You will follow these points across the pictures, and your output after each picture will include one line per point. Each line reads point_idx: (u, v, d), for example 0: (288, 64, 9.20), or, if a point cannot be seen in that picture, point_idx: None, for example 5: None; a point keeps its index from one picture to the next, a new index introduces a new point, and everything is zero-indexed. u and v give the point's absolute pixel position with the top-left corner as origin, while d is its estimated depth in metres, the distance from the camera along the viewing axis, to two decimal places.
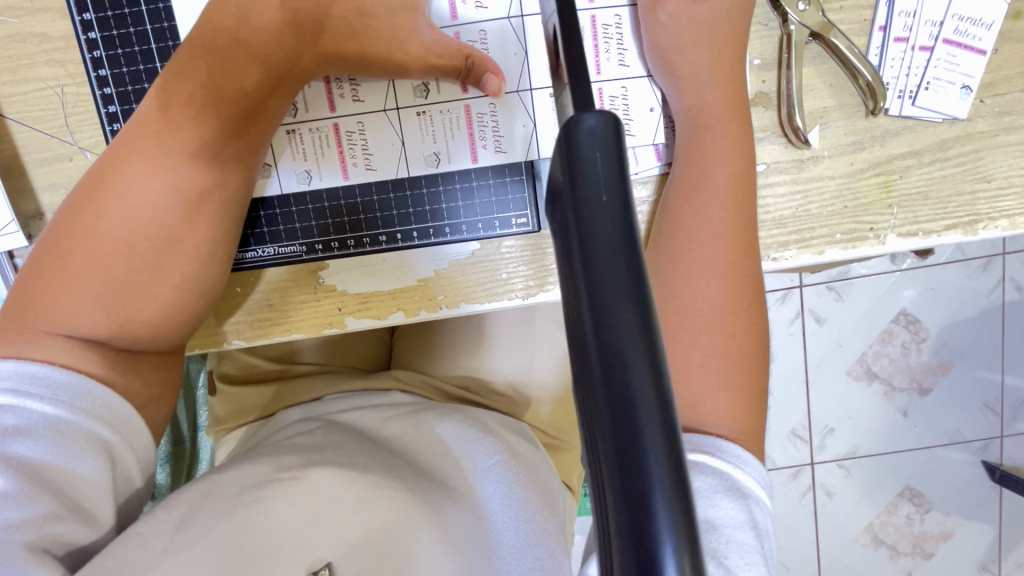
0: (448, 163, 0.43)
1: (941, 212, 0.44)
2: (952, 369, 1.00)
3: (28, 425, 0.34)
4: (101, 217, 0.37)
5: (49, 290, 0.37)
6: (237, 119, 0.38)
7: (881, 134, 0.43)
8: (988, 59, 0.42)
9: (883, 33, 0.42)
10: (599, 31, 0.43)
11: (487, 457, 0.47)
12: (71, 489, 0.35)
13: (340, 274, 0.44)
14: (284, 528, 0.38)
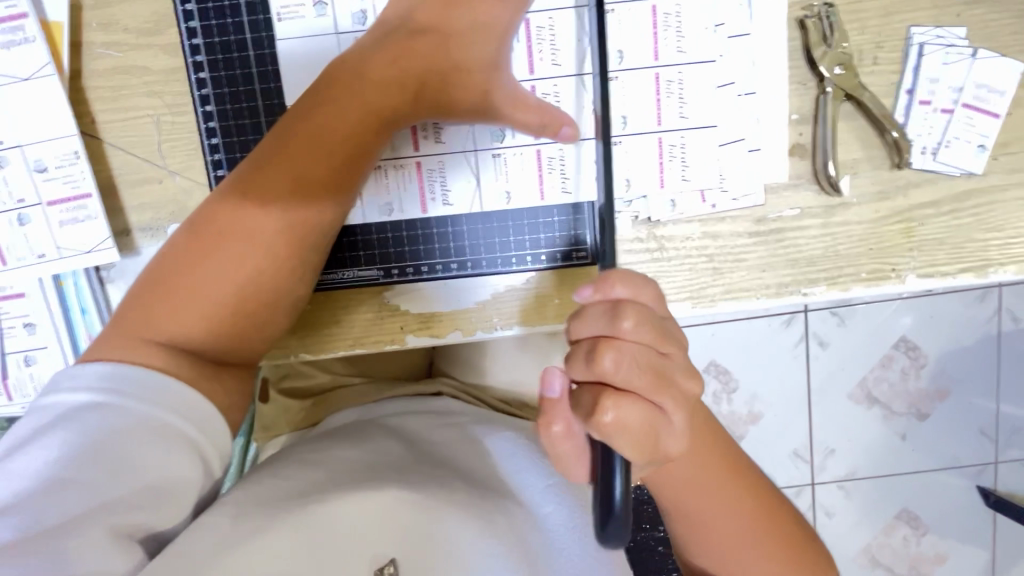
0: (517, 201, 0.47)
1: (956, 256, 0.49)
2: (949, 395, 1.04)
3: (125, 422, 0.38)
4: (212, 242, 0.41)
5: (158, 303, 0.41)
6: (342, 160, 0.42)
7: (904, 185, 0.47)
8: (1002, 122, 0.46)
9: (909, 95, 0.46)
10: (662, 87, 0.46)
11: (542, 478, 0.51)
12: (159, 481, 0.38)
13: (406, 296, 0.48)
14: (347, 531, 0.42)
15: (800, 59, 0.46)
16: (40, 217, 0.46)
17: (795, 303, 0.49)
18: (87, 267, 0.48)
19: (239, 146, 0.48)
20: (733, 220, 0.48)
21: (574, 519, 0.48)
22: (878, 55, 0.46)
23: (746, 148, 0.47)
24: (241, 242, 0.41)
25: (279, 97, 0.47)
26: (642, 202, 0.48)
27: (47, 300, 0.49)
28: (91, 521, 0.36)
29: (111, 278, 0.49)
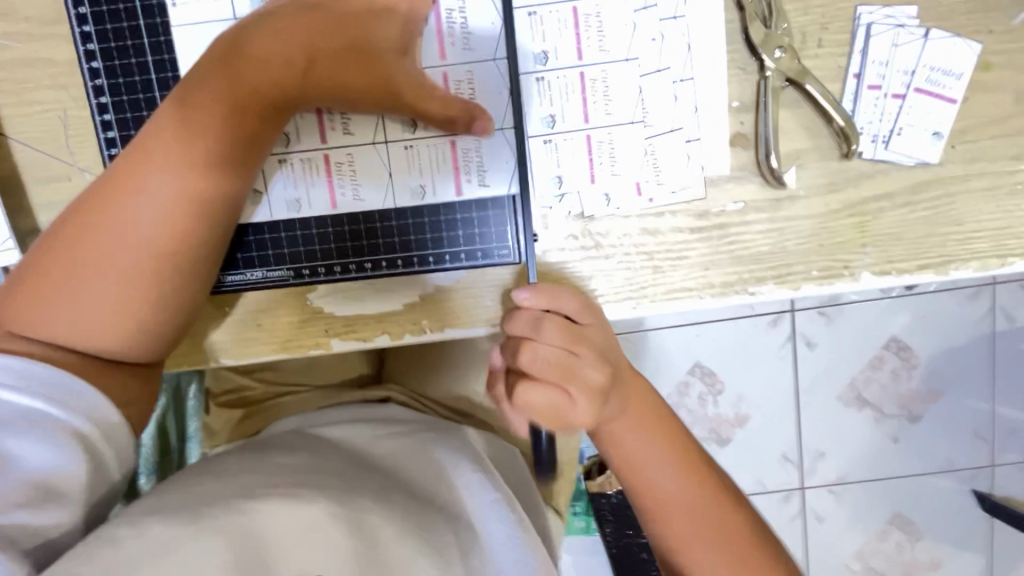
0: (432, 194, 0.45)
1: (914, 253, 0.45)
2: (941, 397, 1.01)
3: (10, 416, 0.36)
4: (92, 232, 0.38)
5: (32, 302, 0.38)
6: (230, 142, 0.39)
7: (856, 176, 0.44)
8: (958, 108, 0.43)
9: (857, 80, 0.43)
10: (587, 84, 0.43)
11: (491, 494, 0.47)
12: (47, 479, 0.36)
13: (331, 299, 0.46)
14: (268, 543, 0.39)
15: (739, 42, 0.43)
16: None
17: (742, 304, 0.47)
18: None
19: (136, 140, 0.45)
20: (673, 214, 0.45)
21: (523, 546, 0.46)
22: (822, 37, 0.43)
23: (681, 138, 0.44)
24: (121, 231, 0.38)
25: (176, 87, 0.45)
26: (573, 197, 0.45)
27: None
28: None
29: None
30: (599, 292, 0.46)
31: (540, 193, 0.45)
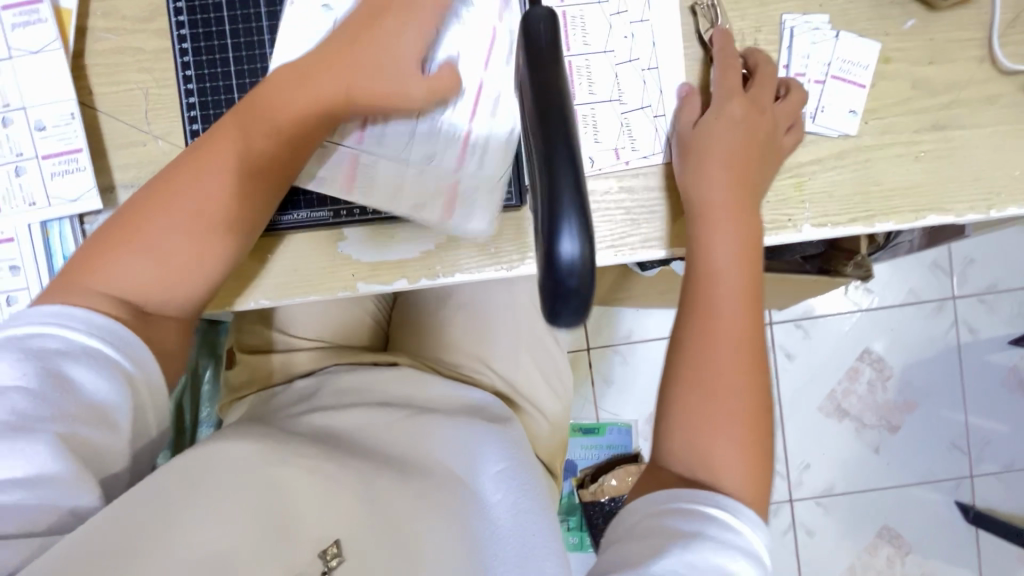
0: (442, 154, 0.53)
1: (844, 208, 0.55)
2: (908, 404, 1.44)
3: (70, 348, 0.44)
4: (157, 213, 0.48)
5: (98, 263, 0.47)
6: (281, 153, 0.50)
7: (791, 144, 0.55)
8: (866, 92, 0.54)
9: (786, 69, 0.55)
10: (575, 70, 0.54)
11: (493, 465, 0.60)
12: (98, 403, 0.44)
13: (350, 245, 0.55)
14: (296, 512, 0.51)
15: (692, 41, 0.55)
16: (34, 169, 0.53)
17: None
18: (72, 214, 0.53)
19: (212, 106, 0.55)
20: (645, 175, 0.55)
21: (517, 508, 0.57)
22: (757, 38, 0.55)
23: (650, 113, 0.55)
24: (181, 215, 0.48)
25: (248, 63, 0.55)
26: None
27: (34, 247, 0.53)
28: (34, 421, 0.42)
29: (93, 230, 0.54)
30: None
31: None
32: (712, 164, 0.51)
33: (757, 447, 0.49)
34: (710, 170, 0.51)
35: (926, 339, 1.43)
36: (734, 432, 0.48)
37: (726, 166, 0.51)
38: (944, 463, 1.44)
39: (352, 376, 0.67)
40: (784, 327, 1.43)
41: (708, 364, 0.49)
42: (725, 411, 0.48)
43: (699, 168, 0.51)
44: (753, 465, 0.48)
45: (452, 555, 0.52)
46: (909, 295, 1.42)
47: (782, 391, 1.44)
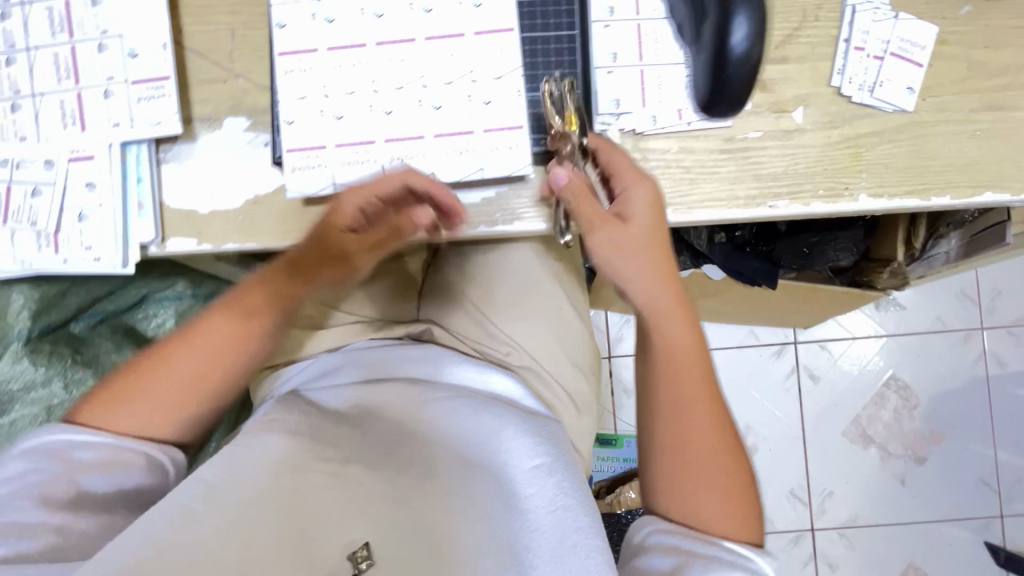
0: (499, 104, 0.55)
1: (901, 181, 0.56)
2: (939, 438, 1.40)
3: (80, 445, 0.50)
4: (175, 356, 0.53)
5: (107, 406, 0.52)
6: (289, 276, 0.53)
7: (850, 116, 0.56)
8: (923, 71, 0.56)
9: (846, 43, 0.57)
10: (643, 34, 0.56)
11: (530, 462, 0.57)
12: (116, 454, 0.51)
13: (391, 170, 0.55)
14: (328, 522, 0.53)
15: None
16: (122, 92, 0.55)
17: (762, 213, 0.56)
18: (150, 138, 0.56)
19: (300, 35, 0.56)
20: (705, 137, 0.57)
21: (556, 507, 0.55)
22: (818, 15, 0.57)
23: None
24: (199, 359, 0.53)
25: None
26: (626, 117, 0.56)
27: (111, 167, 0.55)
28: (66, 469, 0.49)
29: (168, 159, 0.57)
30: None
31: (608, 112, 0.56)
32: (637, 233, 0.52)
33: (737, 481, 0.53)
34: (652, 281, 0.53)
35: (953, 369, 1.40)
36: (715, 484, 0.52)
37: (657, 252, 0.53)
38: (972, 500, 1.39)
39: (385, 353, 0.67)
40: (808, 347, 1.41)
41: (682, 424, 0.53)
42: (706, 472, 0.53)
43: (653, 287, 0.54)
44: (733, 500, 0.52)
45: (489, 558, 0.51)
46: (935, 323, 1.40)
47: (805, 413, 1.41)
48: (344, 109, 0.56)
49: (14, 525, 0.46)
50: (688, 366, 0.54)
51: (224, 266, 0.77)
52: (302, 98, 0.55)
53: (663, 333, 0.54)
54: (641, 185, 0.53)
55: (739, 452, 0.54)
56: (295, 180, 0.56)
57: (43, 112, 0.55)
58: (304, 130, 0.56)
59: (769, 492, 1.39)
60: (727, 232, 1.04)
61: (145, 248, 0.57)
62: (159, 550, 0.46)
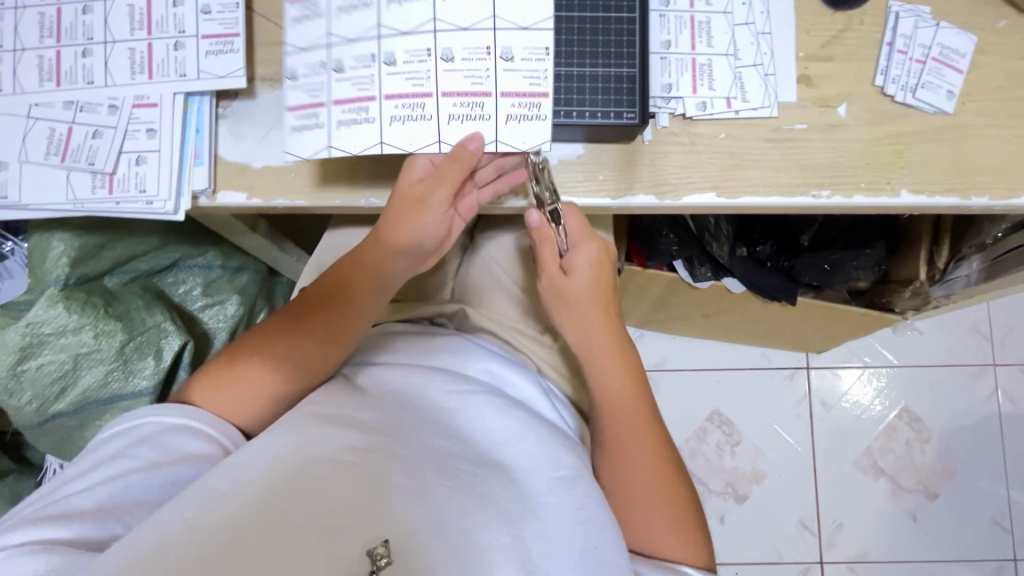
0: (523, 63, 0.52)
1: (941, 179, 0.58)
2: (956, 475, 1.26)
3: (180, 422, 0.51)
4: (277, 345, 0.57)
5: (206, 392, 0.55)
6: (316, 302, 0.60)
7: (891, 115, 0.59)
8: (964, 77, 0.59)
9: (889, 47, 0.59)
10: (697, 25, 0.59)
11: (554, 470, 0.51)
12: (200, 432, 0.51)
13: (443, 138, 0.53)
14: (330, 507, 0.42)
15: (804, 16, 0.60)
16: (191, 45, 0.57)
17: (805, 202, 0.57)
18: (210, 89, 0.56)
19: None
20: (751, 125, 0.58)
21: (578, 521, 0.48)
22: (862, 20, 0.60)
23: (762, 71, 0.59)
24: (269, 370, 0.56)
25: None
26: (679, 101, 0.58)
27: (172, 116, 0.56)
28: (166, 438, 0.49)
29: (227, 114, 0.58)
30: (691, 179, 0.58)
31: (660, 93, 0.58)
32: (576, 285, 0.60)
33: (683, 511, 0.55)
34: (585, 322, 0.60)
35: (966, 403, 1.29)
36: (659, 513, 0.54)
37: (597, 312, 0.61)
38: (987, 544, 1.24)
39: (418, 336, 0.64)
40: (820, 374, 1.30)
41: (618, 462, 0.56)
42: (649, 501, 0.55)
43: (588, 325, 0.60)
44: (681, 530, 0.54)
45: (512, 563, 0.43)
46: (947, 357, 1.30)
47: (815, 439, 1.28)
48: (346, 62, 0.53)
49: (67, 514, 0.43)
50: (620, 400, 0.59)
51: (249, 235, 0.74)
52: (306, 50, 0.54)
53: (603, 370, 0.60)
54: (585, 245, 0.60)
55: (681, 484, 0.57)
56: (292, 142, 0.54)
57: (114, 59, 0.56)
58: (308, 84, 0.54)
59: (772, 523, 1.25)
60: (747, 246, 0.98)
61: (196, 197, 0.57)
62: (155, 553, 0.38)
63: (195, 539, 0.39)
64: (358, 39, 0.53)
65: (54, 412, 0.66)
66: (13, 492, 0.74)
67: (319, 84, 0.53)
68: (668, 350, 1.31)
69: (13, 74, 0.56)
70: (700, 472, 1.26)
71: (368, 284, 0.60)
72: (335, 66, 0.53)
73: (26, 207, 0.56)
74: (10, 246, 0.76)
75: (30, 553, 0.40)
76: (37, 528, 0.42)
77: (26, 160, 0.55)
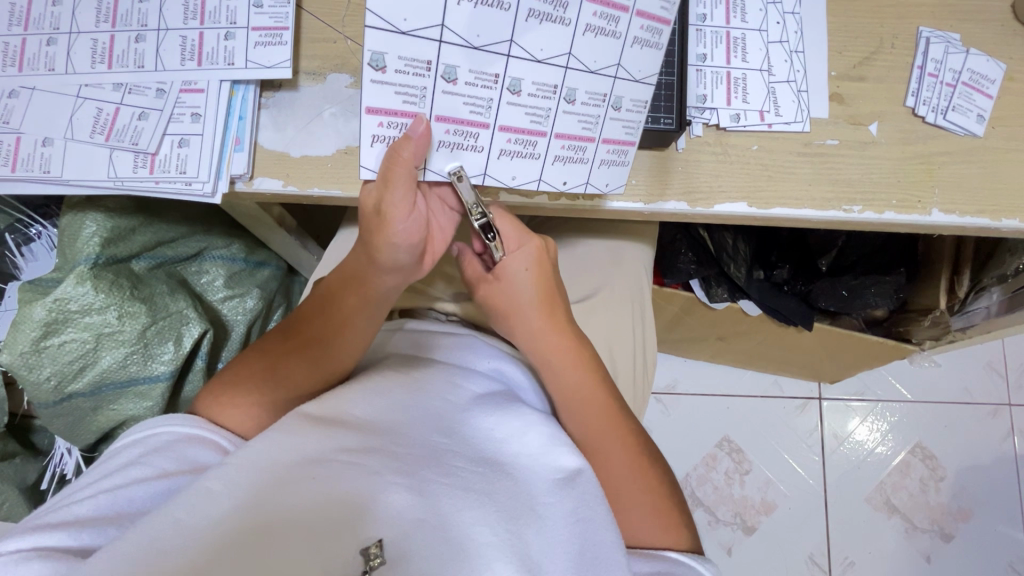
0: (625, 114, 0.54)
1: (973, 200, 0.58)
2: (971, 517, 1.23)
3: (189, 432, 0.49)
4: (281, 364, 0.56)
5: (212, 400, 0.53)
6: (304, 314, 0.59)
7: (923, 135, 0.59)
8: (993, 102, 0.60)
9: (920, 70, 0.61)
10: (732, 42, 0.61)
11: (552, 473, 0.49)
12: (208, 441, 0.49)
13: (542, 180, 0.56)
14: (327, 506, 0.39)
15: (838, 36, 0.62)
16: (241, 37, 0.58)
17: (836, 216, 0.58)
18: (254, 79, 0.58)
19: None
20: (783, 138, 0.59)
21: (576, 519, 0.46)
22: (894, 43, 0.62)
23: (794, 87, 0.60)
24: (266, 380, 0.55)
25: None
26: (713, 112, 0.59)
27: (216, 103, 0.57)
28: (172, 445, 0.47)
29: (267, 104, 0.59)
30: (723, 188, 0.58)
31: (694, 104, 0.59)
32: (517, 290, 0.58)
33: (659, 497, 0.57)
34: (535, 328, 0.58)
35: (981, 443, 1.27)
36: (641, 505, 0.56)
37: (546, 311, 0.59)
38: None
39: (420, 337, 0.62)
40: (833, 406, 1.28)
41: (601, 460, 0.58)
42: (629, 495, 0.56)
43: (544, 331, 0.58)
44: (661, 516, 0.56)
45: (512, 562, 0.41)
46: (963, 393, 1.28)
47: (827, 472, 1.25)
48: (460, 73, 0.48)
49: (68, 521, 0.42)
50: (580, 403, 0.58)
51: (279, 231, 0.74)
52: (410, 36, 0.46)
53: (561, 375, 0.59)
54: (522, 247, 0.58)
55: (657, 473, 0.59)
56: (373, 154, 0.50)
57: (165, 46, 0.58)
58: (400, 83, 0.47)
59: (781, 558, 1.20)
60: (765, 270, 0.97)
61: (233, 182, 0.58)
62: (144, 557, 0.35)
63: (189, 542, 0.36)
64: (480, 49, 0.48)
65: (71, 391, 0.66)
66: (20, 475, 0.73)
67: (420, 91, 0.48)
68: (679, 373, 1.30)
69: (66, 56, 0.58)
70: (707, 501, 1.22)
71: (362, 301, 0.56)
72: (444, 71, 0.48)
73: (66, 182, 0.56)
74: (38, 229, 0.77)
75: (27, 560, 0.38)
76: (38, 534, 0.40)
77: (71, 137, 0.56)
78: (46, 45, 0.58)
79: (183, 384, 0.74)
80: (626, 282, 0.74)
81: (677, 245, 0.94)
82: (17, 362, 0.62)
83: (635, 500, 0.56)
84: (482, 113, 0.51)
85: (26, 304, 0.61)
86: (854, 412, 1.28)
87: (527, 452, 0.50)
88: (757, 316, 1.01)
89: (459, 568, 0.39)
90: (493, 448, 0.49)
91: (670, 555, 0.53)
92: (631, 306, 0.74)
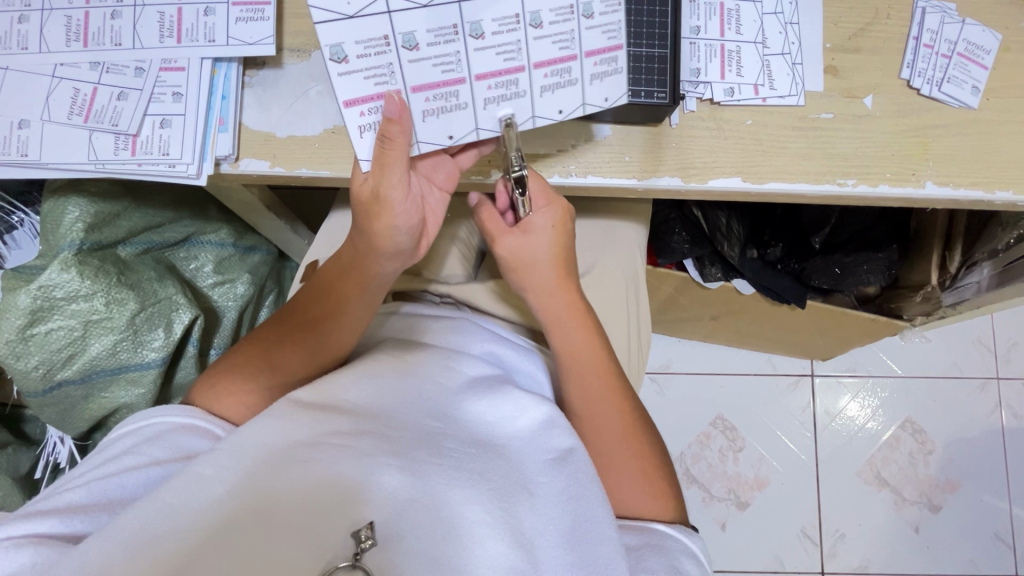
0: (602, 18, 0.50)
1: (966, 172, 0.58)
2: (959, 488, 1.25)
3: (179, 421, 0.48)
4: (276, 351, 0.55)
5: (206, 389, 0.53)
6: (299, 301, 0.58)
7: (917, 108, 0.59)
8: (988, 73, 0.60)
9: (915, 41, 0.60)
10: (726, 14, 0.60)
11: (545, 453, 0.49)
12: (201, 428, 0.48)
13: (536, 114, 0.52)
14: (316, 492, 0.38)
15: (833, 6, 0.61)
16: (221, 12, 0.56)
17: (830, 190, 0.57)
18: (236, 56, 0.56)
19: None
20: (777, 112, 0.59)
21: (568, 497, 0.46)
22: (889, 14, 0.61)
23: (789, 60, 0.59)
24: (261, 367, 0.54)
25: None
26: (707, 86, 0.58)
27: (198, 81, 0.56)
28: (164, 433, 0.47)
29: (252, 83, 0.57)
30: (717, 164, 0.58)
31: (687, 79, 0.58)
32: (537, 247, 0.57)
33: (647, 462, 0.58)
34: (547, 287, 0.58)
35: (969, 416, 1.29)
36: (630, 478, 0.56)
37: (557, 274, 0.58)
38: (988, 559, 1.23)
39: (415, 322, 0.61)
40: (824, 383, 1.30)
41: (595, 430, 0.58)
42: (622, 469, 0.57)
43: (561, 308, 0.59)
44: (654, 489, 0.56)
45: (505, 539, 0.41)
46: (953, 368, 1.30)
47: (819, 448, 1.27)
48: (420, 36, 0.47)
49: (59, 508, 0.41)
50: (584, 379, 0.58)
51: (269, 216, 0.73)
52: (357, 18, 0.45)
53: (575, 350, 0.59)
54: (549, 205, 0.56)
55: (650, 446, 0.59)
56: (364, 145, 0.49)
57: (143, 23, 0.56)
58: (367, 67, 0.47)
59: (773, 532, 1.22)
60: (758, 248, 0.97)
61: (218, 163, 0.56)
62: (136, 543, 0.35)
63: (177, 527, 0.36)
64: (432, 6, 0.47)
65: (61, 379, 0.65)
66: (13, 464, 0.73)
67: (387, 68, 0.47)
68: (673, 353, 1.31)
69: (40, 34, 0.56)
70: (702, 478, 1.24)
71: (350, 284, 0.55)
72: (403, 40, 0.47)
73: (45, 165, 0.55)
74: (20, 217, 0.75)
75: (17, 547, 0.38)
76: (28, 522, 0.40)
77: (48, 118, 0.55)
78: (18, 23, 0.56)
79: (177, 371, 0.74)
80: (622, 262, 0.74)
81: (671, 224, 0.93)
82: (4, 350, 0.61)
83: (625, 475, 0.56)
84: (456, 80, 0.49)
85: (10, 292, 0.60)
86: (846, 388, 1.30)
87: (518, 433, 0.50)
88: (750, 294, 1.00)
89: (451, 547, 0.39)
90: (485, 429, 0.49)
91: (658, 528, 0.53)
92: (627, 287, 0.74)
